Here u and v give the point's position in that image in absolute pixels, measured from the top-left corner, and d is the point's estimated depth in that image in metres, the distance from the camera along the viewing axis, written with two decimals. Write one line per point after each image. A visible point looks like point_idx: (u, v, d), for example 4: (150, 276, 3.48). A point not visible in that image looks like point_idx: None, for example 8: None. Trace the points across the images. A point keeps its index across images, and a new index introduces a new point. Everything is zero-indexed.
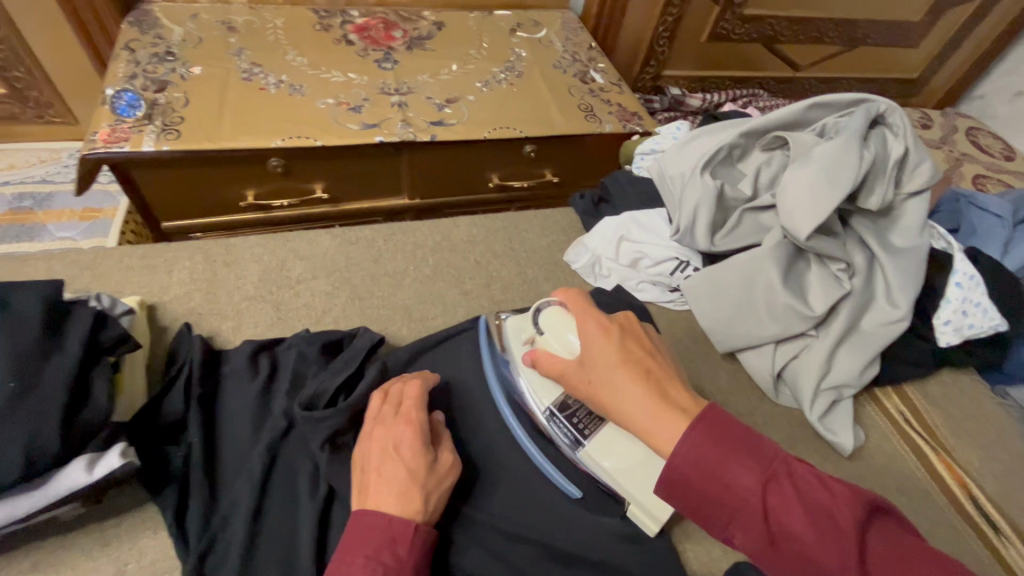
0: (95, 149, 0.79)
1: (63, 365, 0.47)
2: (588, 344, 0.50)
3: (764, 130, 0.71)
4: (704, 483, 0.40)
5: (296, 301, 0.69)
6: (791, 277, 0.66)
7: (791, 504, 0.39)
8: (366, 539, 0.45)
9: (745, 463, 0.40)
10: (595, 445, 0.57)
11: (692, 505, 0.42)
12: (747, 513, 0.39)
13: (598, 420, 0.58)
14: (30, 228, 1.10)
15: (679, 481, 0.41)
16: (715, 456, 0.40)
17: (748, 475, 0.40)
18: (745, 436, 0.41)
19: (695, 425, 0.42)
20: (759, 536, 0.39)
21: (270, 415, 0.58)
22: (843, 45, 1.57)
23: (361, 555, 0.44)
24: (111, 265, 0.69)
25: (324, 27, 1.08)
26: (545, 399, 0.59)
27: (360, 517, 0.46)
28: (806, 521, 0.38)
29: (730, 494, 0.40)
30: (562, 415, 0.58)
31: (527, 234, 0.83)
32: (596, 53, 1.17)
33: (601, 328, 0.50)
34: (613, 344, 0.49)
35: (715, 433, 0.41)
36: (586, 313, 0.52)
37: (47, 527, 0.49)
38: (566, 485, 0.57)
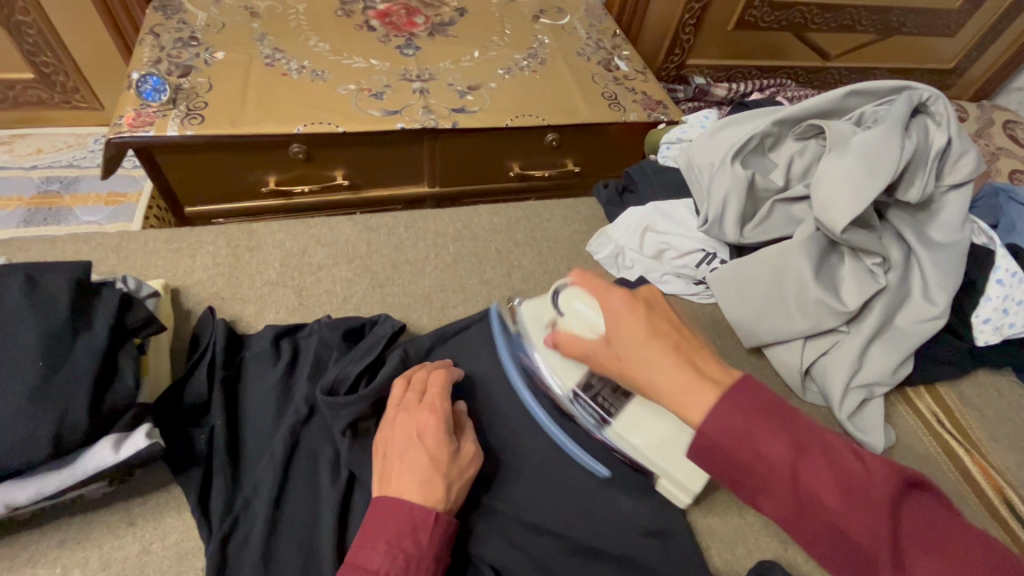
0: (121, 133, 0.80)
1: (93, 345, 0.47)
2: (615, 319, 0.47)
3: (799, 118, 0.68)
4: (732, 449, 0.40)
5: (318, 286, 0.69)
6: (824, 270, 0.64)
7: (825, 478, 0.38)
8: (387, 528, 0.45)
9: (780, 434, 0.39)
10: (622, 423, 0.56)
11: (719, 472, 0.42)
12: (778, 482, 0.38)
13: (622, 398, 0.57)
14: (57, 211, 1.11)
15: (707, 447, 0.41)
16: (747, 424, 0.39)
17: (783, 446, 0.38)
18: (780, 407, 0.40)
19: (728, 393, 0.41)
20: (789, 505, 0.38)
21: (292, 400, 0.58)
22: (876, 33, 1.52)
23: (382, 542, 0.44)
24: (136, 248, 0.70)
25: (346, 13, 1.07)
26: (568, 382, 0.58)
27: (380, 505, 0.46)
28: (840, 497, 0.37)
29: (760, 463, 0.39)
30: (586, 395, 0.58)
31: (549, 224, 0.81)
32: (621, 40, 1.15)
33: (628, 303, 0.47)
34: (641, 315, 0.46)
35: (746, 401, 0.40)
36: (609, 286, 0.49)
37: (73, 506, 0.49)
38: (594, 465, 0.57)
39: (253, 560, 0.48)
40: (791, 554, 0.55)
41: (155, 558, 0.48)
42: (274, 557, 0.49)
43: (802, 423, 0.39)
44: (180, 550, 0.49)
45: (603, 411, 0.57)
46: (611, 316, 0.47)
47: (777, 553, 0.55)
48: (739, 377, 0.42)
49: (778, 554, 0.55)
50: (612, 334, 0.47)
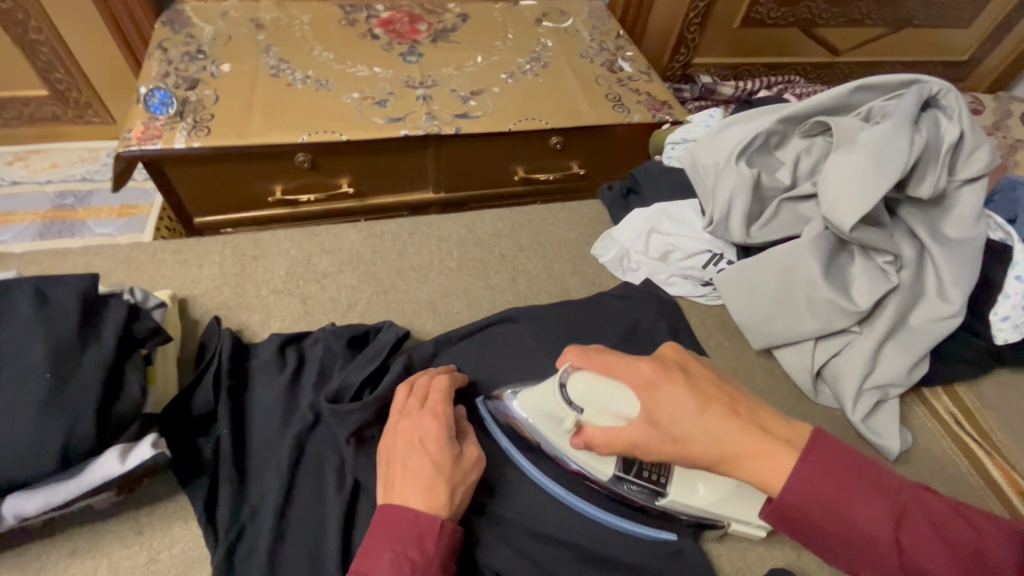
0: (130, 146, 0.81)
1: (100, 356, 0.48)
2: (651, 392, 0.44)
3: (804, 115, 0.67)
4: (824, 517, 0.40)
5: (323, 294, 0.70)
6: (833, 269, 0.62)
7: (927, 541, 0.38)
8: (393, 536, 0.45)
9: (874, 497, 0.39)
10: (676, 488, 0.54)
11: (811, 539, 0.41)
12: (881, 551, 0.38)
13: (663, 462, 0.55)
14: (71, 225, 1.13)
15: (796, 516, 0.41)
16: (836, 491, 0.39)
17: (879, 510, 0.39)
18: (864, 466, 0.40)
19: (808, 455, 0.40)
20: (894, 574, 0.38)
21: (297, 408, 0.58)
22: (887, 26, 1.49)
23: (388, 550, 0.44)
24: (145, 259, 0.71)
25: (349, 22, 1.09)
26: (606, 467, 0.55)
27: (385, 512, 0.46)
28: (951, 562, 0.37)
29: (858, 532, 0.39)
30: (630, 475, 0.54)
31: (553, 227, 0.81)
32: (625, 41, 1.14)
33: (657, 372, 0.46)
34: (681, 385, 0.44)
35: (829, 462, 0.40)
36: (628, 360, 0.48)
37: (83, 516, 0.50)
38: (660, 531, 0.54)
39: (258, 568, 0.48)
40: (803, 561, 0.54)
41: (162, 567, 0.48)
42: (278, 565, 0.49)
43: (890, 482, 0.40)
44: (187, 559, 0.49)
45: (652, 483, 0.54)
46: (650, 390, 0.45)
47: (788, 560, 0.54)
48: (811, 434, 0.42)
49: (790, 561, 0.54)
50: (655, 413, 0.44)
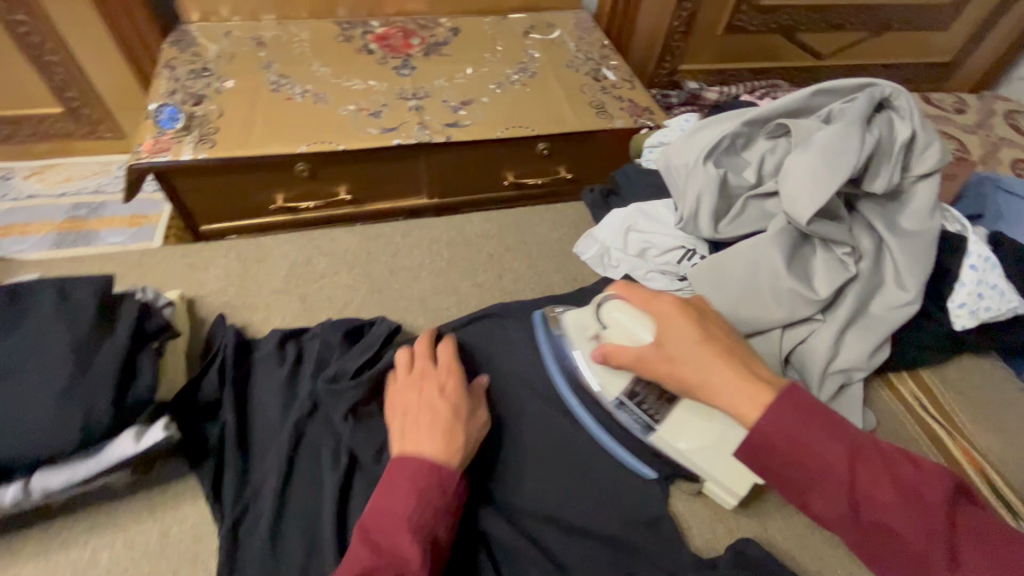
0: (141, 159, 0.86)
1: (115, 348, 0.52)
2: (666, 321, 0.55)
3: (767, 118, 0.71)
4: (790, 450, 0.46)
5: (320, 293, 0.74)
6: (796, 261, 0.66)
7: (878, 479, 0.44)
8: (413, 483, 0.50)
9: (833, 438, 0.45)
10: (667, 429, 0.56)
11: (777, 473, 0.47)
12: (836, 482, 0.44)
13: (667, 403, 0.56)
14: (85, 235, 1.18)
15: (765, 447, 0.47)
16: (803, 428, 0.45)
17: (837, 447, 0.45)
18: (828, 412, 0.46)
19: (781, 399, 0.47)
20: (845, 505, 0.44)
21: (296, 397, 0.62)
22: (868, 31, 1.54)
23: (412, 489, 0.50)
24: (155, 263, 0.76)
25: (346, 38, 1.15)
26: (614, 390, 0.58)
27: (401, 464, 0.52)
28: (894, 497, 0.43)
29: (819, 464, 0.45)
30: (631, 402, 0.57)
31: (538, 228, 0.86)
32: (609, 51, 1.20)
33: (675, 308, 0.55)
34: (690, 320, 0.54)
35: (799, 407, 0.46)
36: (657, 295, 0.57)
37: (100, 495, 0.55)
38: (641, 468, 0.59)
39: (261, 541, 0.52)
40: (769, 533, 0.58)
41: (174, 540, 0.53)
42: (280, 538, 0.53)
43: (849, 428, 0.45)
44: (196, 533, 0.54)
45: (647, 417, 0.57)
46: (662, 320, 0.55)
47: (755, 532, 0.58)
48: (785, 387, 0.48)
49: (757, 533, 0.58)
50: (662, 336, 0.54)
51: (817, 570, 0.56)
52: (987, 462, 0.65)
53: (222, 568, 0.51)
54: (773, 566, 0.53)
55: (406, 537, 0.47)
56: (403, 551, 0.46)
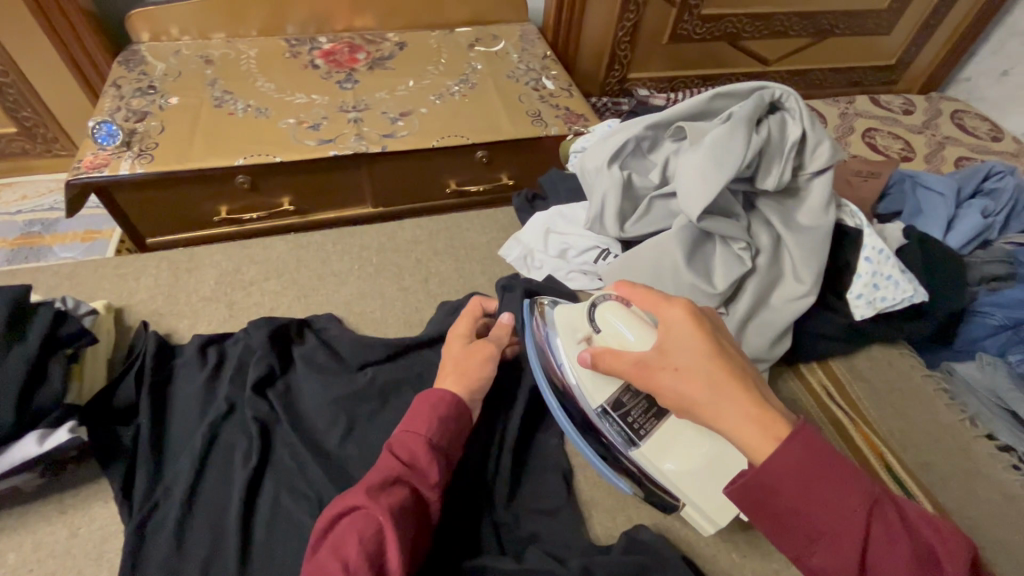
0: (80, 175, 0.89)
1: (24, 353, 0.55)
2: (671, 327, 0.50)
3: (669, 121, 0.74)
4: (798, 496, 0.42)
5: (248, 299, 0.77)
6: (696, 257, 0.69)
7: (894, 541, 0.40)
8: (428, 411, 0.56)
9: (850, 487, 0.41)
10: (650, 447, 0.57)
11: (779, 519, 0.43)
12: (848, 537, 0.40)
13: (654, 419, 0.57)
14: (38, 250, 1.17)
15: (771, 489, 0.43)
16: (816, 475, 0.42)
17: (854, 499, 0.41)
18: (846, 459, 0.42)
19: (794, 439, 0.43)
20: (854, 563, 0.40)
21: (214, 399, 0.65)
22: (811, 37, 1.59)
23: (436, 417, 0.56)
24: (87, 274, 0.78)
25: (293, 54, 1.18)
26: (598, 397, 0.58)
27: (424, 396, 0.58)
28: (912, 562, 0.40)
29: (829, 514, 0.41)
30: (615, 413, 0.58)
31: (468, 233, 0.88)
32: (550, 61, 1.24)
33: (687, 314, 0.49)
34: (701, 330, 0.49)
35: (813, 450, 0.42)
36: (668, 297, 0.52)
37: (13, 499, 0.56)
38: (618, 482, 0.59)
39: (166, 538, 0.54)
40: (669, 520, 0.60)
41: (82, 540, 0.55)
42: (185, 536, 0.55)
43: (867, 479, 0.42)
44: (104, 533, 0.55)
45: (631, 432, 0.57)
46: (671, 327, 0.50)
47: (653, 520, 0.60)
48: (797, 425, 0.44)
49: (656, 519, 0.60)
50: (665, 343, 0.50)
51: (713, 553, 0.58)
52: (887, 447, 0.68)
53: (125, 565, 0.52)
54: (664, 549, 0.55)
55: (426, 452, 0.53)
56: (423, 465, 0.53)
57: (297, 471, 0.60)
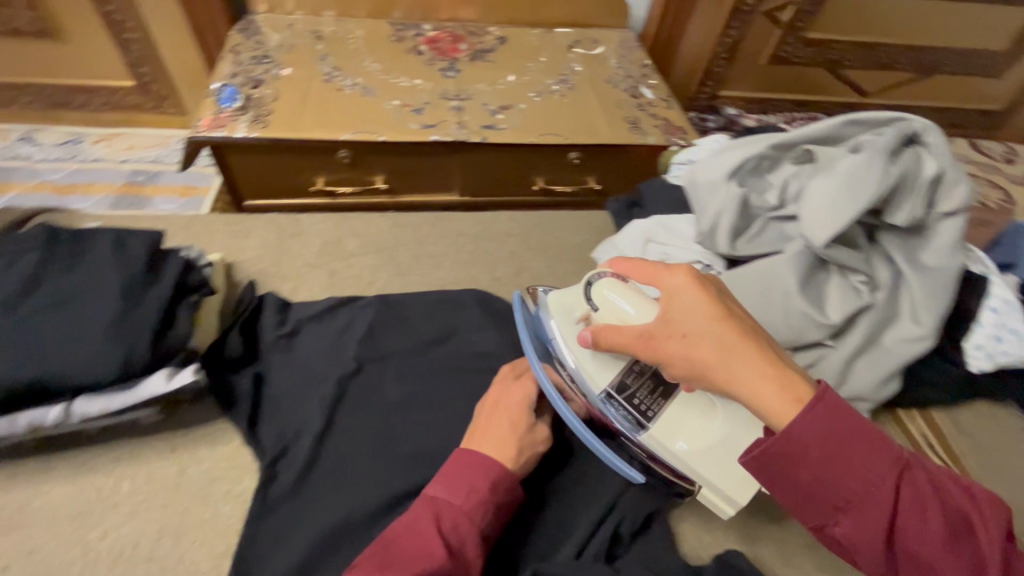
0: (199, 132, 0.93)
1: (159, 294, 0.57)
2: (677, 295, 0.50)
3: (795, 143, 0.72)
4: (826, 466, 0.42)
5: (348, 270, 0.79)
6: (810, 284, 0.67)
7: (916, 503, 0.41)
8: (466, 475, 0.53)
9: (875, 451, 0.42)
10: (660, 429, 0.58)
11: (802, 488, 0.44)
12: (872, 502, 0.42)
13: (660, 400, 0.59)
14: (140, 199, 1.23)
15: (799, 460, 0.43)
16: (841, 443, 0.42)
17: (879, 463, 0.42)
18: (867, 426, 0.43)
19: (819, 410, 0.43)
20: (878, 528, 0.41)
21: (341, 357, 0.68)
22: (915, 72, 1.52)
23: (485, 496, 0.53)
24: (201, 228, 0.81)
25: (398, 38, 1.21)
26: (602, 381, 0.59)
27: (464, 457, 0.55)
28: (935, 523, 0.41)
29: (856, 481, 0.42)
30: (620, 397, 0.58)
31: (561, 231, 0.88)
32: (649, 70, 1.22)
33: (690, 280, 0.50)
34: (706, 294, 0.49)
35: (837, 419, 0.43)
36: (668, 267, 0.52)
37: (131, 431, 0.60)
38: (628, 470, 0.58)
39: (289, 479, 0.58)
40: (756, 548, 0.59)
41: (189, 479, 0.58)
42: (305, 481, 0.59)
43: (889, 441, 0.43)
44: (209, 476, 0.58)
45: (637, 414, 0.58)
46: (676, 294, 0.50)
47: (742, 545, 0.59)
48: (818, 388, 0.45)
49: (745, 545, 0.59)
50: (669, 311, 0.50)
51: None
52: None
53: (258, 499, 0.56)
54: None
55: (465, 524, 0.51)
56: (465, 549, 0.50)
57: (406, 436, 0.63)
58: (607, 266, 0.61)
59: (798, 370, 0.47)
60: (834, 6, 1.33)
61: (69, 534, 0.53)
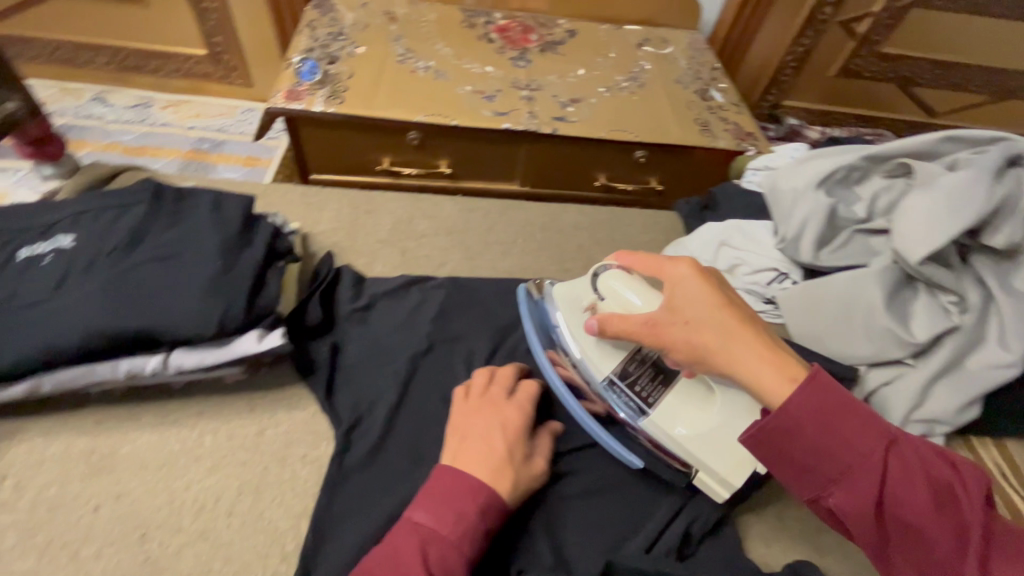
0: (278, 104, 0.95)
1: (254, 257, 0.58)
2: (681, 284, 0.53)
3: (889, 155, 0.70)
4: (817, 436, 0.43)
5: (420, 250, 0.80)
6: (896, 300, 0.66)
7: (911, 476, 0.40)
8: (452, 498, 0.47)
9: (868, 423, 0.42)
10: (660, 414, 0.58)
11: (793, 460, 0.44)
12: (862, 472, 0.41)
13: (661, 387, 0.59)
14: (205, 165, 1.25)
15: (789, 430, 0.43)
16: (832, 413, 0.43)
17: (870, 434, 0.42)
18: (860, 401, 0.43)
19: (810, 382, 0.43)
20: (868, 498, 0.41)
21: (414, 334, 0.69)
22: (989, 95, 1.44)
23: (473, 524, 0.47)
24: (279, 197, 0.83)
25: (469, 24, 1.21)
26: (605, 367, 0.61)
27: (451, 476, 0.49)
28: (929, 496, 0.39)
29: (846, 450, 0.42)
30: (622, 383, 0.60)
31: (629, 228, 0.88)
32: (719, 74, 1.21)
33: (692, 271, 0.53)
34: (707, 283, 0.52)
35: (829, 393, 0.43)
36: (671, 259, 0.55)
37: (215, 387, 0.61)
38: (628, 456, 0.60)
39: (364, 449, 0.58)
40: (828, 564, 0.57)
41: (267, 440, 0.58)
42: (379, 453, 0.59)
43: (880, 414, 0.43)
44: (287, 438, 0.59)
45: (639, 399, 0.59)
46: (680, 283, 0.53)
47: (814, 558, 0.57)
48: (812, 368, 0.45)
49: (816, 558, 0.57)
50: (673, 300, 0.52)
51: None
52: None
53: (333, 465, 0.57)
54: None
55: (455, 555, 0.44)
56: None
57: None
58: (612, 258, 0.64)
59: (797, 357, 0.48)
60: (914, 21, 1.29)
61: (155, 481, 0.54)
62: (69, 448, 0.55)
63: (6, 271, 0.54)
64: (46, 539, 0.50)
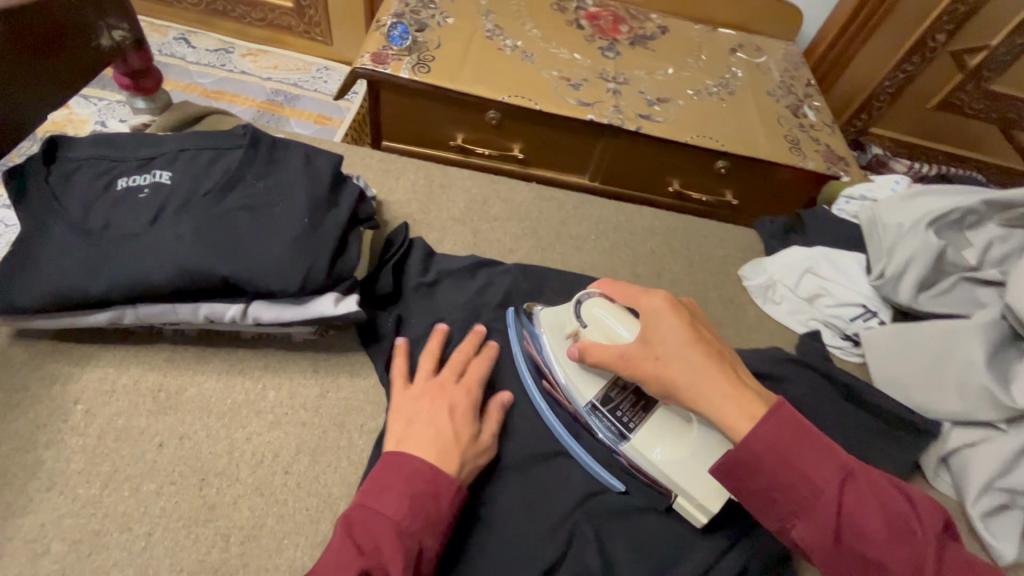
0: (365, 66, 0.94)
1: (338, 219, 0.57)
2: (654, 319, 0.50)
3: (1014, 203, 0.65)
4: (777, 470, 0.42)
5: (491, 233, 0.78)
6: (997, 359, 0.60)
7: (867, 506, 0.40)
8: (394, 483, 0.46)
9: (827, 455, 0.42)
10: (640, 439, 0.55)
11: (756, 491, 0.43)
12: (823, 507, 0.41)
13: (643, 412, 0.56)
14: (278, 118, 1.26)
15: (751, 463, 0.43)
16: (793, 446, 0.42)
17: (828, 467, 0.41)
18: (818, 433, 0.43)
19: (769, 416, 0.43)
20: (829, 531, 0.40)
21: (478, 319, 0.67)
22: None
23: (406, 499, 0.46)
24: (357, 159, 0.82)
25: (560, 8, 1.16)
26: (587, 393, 0.57)
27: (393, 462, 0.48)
28: (884, 527, 0.40)
29: (805, 484, 0.41)
30: (603, 408, 0.57)
31: (705, 240, 0.84)
32: (813, 91, 1.15)
33: (666, 305, 0.51)
34: (681, 319, 0.50)
35: (787, 427, 0.43)
36: (647, 293, 0.53)
37: (283, 343, 0.61)
38: (610, 478, 0.57)
39: None
40: None
41: (329, 404, 0.58)
42: None
43: (836, 446, 0.42)
44: (347, 405, 0.58)
45: (620, 425, 0.56)
46: (653, 318, 0.51)
47: None
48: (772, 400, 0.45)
49: None
50: (647, 334, 0.50)
51: None
52: None
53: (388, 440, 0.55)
54: None
55: (390, 539, 0.43)
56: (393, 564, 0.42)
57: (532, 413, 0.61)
58: (596, 286, 0.60)
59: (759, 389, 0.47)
60: None
61: (216, 428, 0.54)
62: (139, 382, 0.56)
63: (103, 198, 0.54)
64: (110, 469, 0.50)
